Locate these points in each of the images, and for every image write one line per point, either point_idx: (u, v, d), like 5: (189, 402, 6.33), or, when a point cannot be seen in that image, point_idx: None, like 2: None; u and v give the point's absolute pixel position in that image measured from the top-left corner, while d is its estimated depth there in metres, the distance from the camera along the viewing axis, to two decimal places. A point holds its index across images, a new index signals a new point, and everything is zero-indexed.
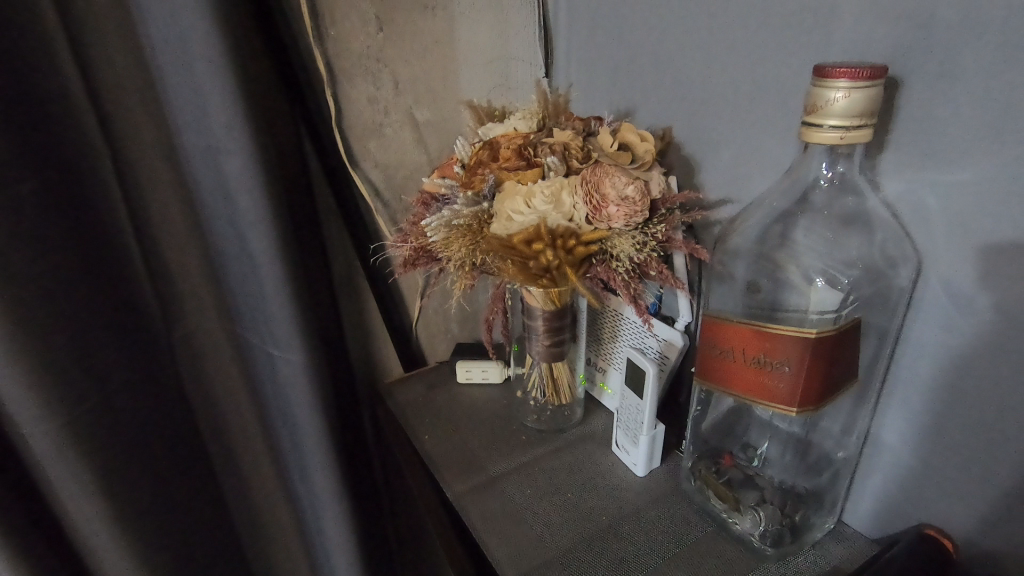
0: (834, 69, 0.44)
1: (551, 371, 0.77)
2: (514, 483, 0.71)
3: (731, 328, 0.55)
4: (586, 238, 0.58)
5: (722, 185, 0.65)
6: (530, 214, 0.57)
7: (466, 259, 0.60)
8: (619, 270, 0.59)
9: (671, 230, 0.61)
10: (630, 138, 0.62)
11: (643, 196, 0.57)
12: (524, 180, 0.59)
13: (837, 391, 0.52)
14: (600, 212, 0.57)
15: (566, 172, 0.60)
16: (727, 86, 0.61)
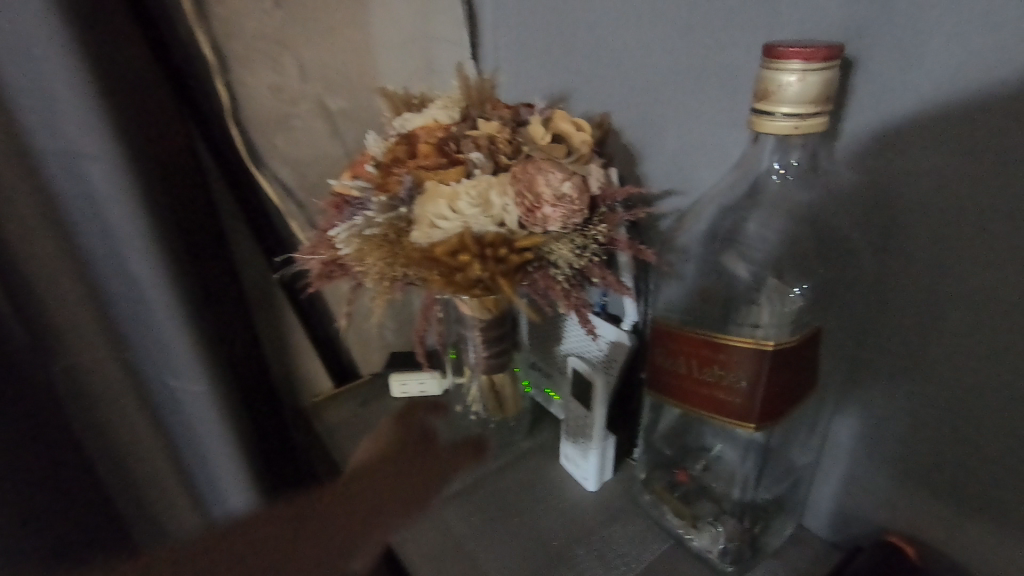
0: (786, 50, 0.39)
1: (492, 383, 0.71)
2: (458, 509, 0.65)
3: (682, 337, 0.50)
4: (521, 246, 0.51)
5: (667, 176, 0.60)
6: (454, 220, 0.50)
7: (385, 274, 0.52)
8: (559, 278, 0.53)
9: (614, 230, 0.55)
10: (564, 127, 0.55)
11: (581, 194, 0.50)
12: (447, 179, 0.52)
13: (796, 401, 0.49)
14: (534, 215, 0.50)
15: (494, 169, 0.53)
16: (669, 68, 0.55)
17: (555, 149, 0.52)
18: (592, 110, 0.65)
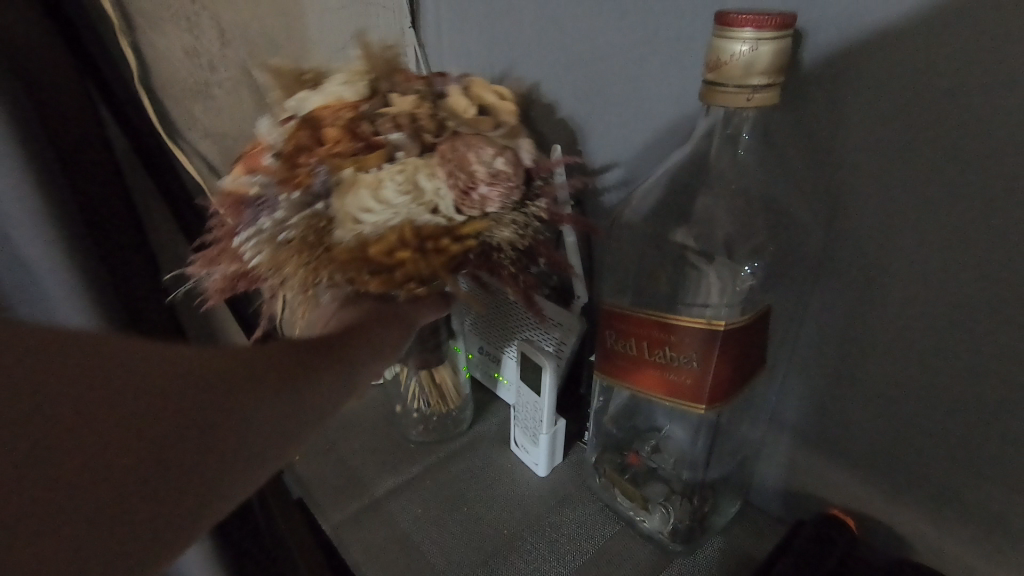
0: (738, 17, 0.37)
1: (432, 378, 0.67)
2: (403, 502, 0.62)
3: (630, 319, 0.49)
4: (461, 233, 0.47)
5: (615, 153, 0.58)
6: (384, 212, 0.44)
7: (311, 285, 0.46)
8: (505, 266, 0.50)
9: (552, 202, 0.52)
10: (483, 95, 0.50)
11: (515, 168, 0.48)
12: (364, 167, 0.44)
13: (744, 381, 0.48)
14: (470, 197, 0.46)
15: (418, 149, 0.47)
16: (618, 38, 0.52)
17: (480, 121, 0.48)
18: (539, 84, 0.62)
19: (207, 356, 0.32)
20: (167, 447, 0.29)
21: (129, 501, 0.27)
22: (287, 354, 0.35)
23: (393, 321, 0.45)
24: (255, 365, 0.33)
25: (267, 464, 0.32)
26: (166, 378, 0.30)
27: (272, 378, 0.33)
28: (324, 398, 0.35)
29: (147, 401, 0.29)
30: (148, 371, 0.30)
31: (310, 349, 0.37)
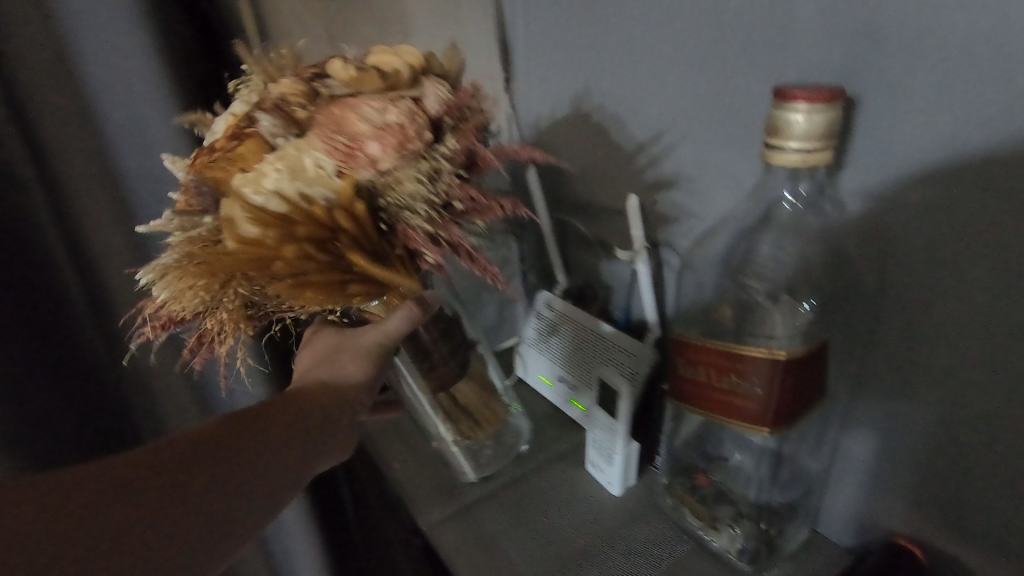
0: (792, 93, 0.44)
1: (453, 398, 0.70)
2: (488, 510, 0.70)
3: (702, 349, 0.55)
4: (347, 198, 0.47)
5: (680, 163, 0.64)
6: (268, 201, 0.46)
7: (225, 302, 0.52)
8: (420, 225, 0.51)
9: (466, 145, 0.51)
10: (381, 58, 0.49)
11: (402, 126, 0.46)
12: (248, 165, 0.47)
13: (807, 409, 0.53)
14: (354, 157, 0.46)
15: (295, 127, 0.48)
16: (684, 81, 0.59)
17: (366, 80, 0.46)
18: (607, 104, 0.70)
19: (253, 424, 0.47)
20: (235, 499, 0.43)
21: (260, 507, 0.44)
22: (321, 406, 0.52)
23: (360, 355, 0.56)
24: (292, 431, 0.49)
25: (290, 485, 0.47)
26: (243, 442, 0.45)
27: (326, 418, 0.51)
28: (347, 425, 0.53)
29: (195, 483, 0.41)
30: (221, 445, 0.44)
31: (333, 400, 0.53)
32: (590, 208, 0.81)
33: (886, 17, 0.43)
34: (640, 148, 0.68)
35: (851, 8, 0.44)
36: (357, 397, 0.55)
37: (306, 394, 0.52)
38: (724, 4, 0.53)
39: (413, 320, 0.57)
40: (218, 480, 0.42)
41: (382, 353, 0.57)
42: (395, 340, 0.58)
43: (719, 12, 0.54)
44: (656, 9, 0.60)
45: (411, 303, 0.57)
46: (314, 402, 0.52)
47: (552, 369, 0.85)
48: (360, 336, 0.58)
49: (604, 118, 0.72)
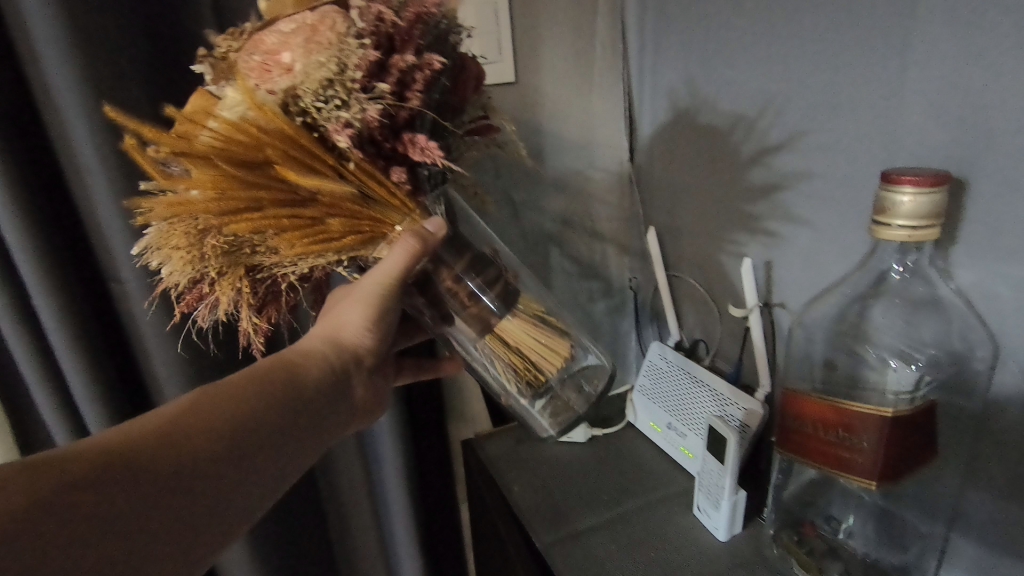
0: (900, 177, 0.50)
1: (502, 344, 0.61)
2: (597, 537, 0.76)
3: (809, 402, 0.60)
4: (258, 111, 0.42)
5: (790, 127, 0.68)
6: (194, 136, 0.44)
7: (213, 267, 0.49)
8: (340, 119, 0.43)
9: (374, 13, 0.44)
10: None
11: (304, 25, 0.43)
12: (194, 118, 0.45)
13: (915, 470, 0.56)
14: (264, 69, 0.43)
15: (232, 71, 0.46)
16: (800, 131, 0.67)
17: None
18: (715, 93, 0.79)
19: (224, 396, 0.45)
20: (211, 477, 0.41)
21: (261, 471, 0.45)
22: (314, 369, 0.51)
23: (359, 298, 0.53)
24: (273, 396, 0.47)
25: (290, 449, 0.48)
26: (214, 418, 0.43)
27: (316, 397, 0.50)
28: (359, 381, 0.54)
29: (175, 466, 0.39)
30: (185, 429, 0.41)
31: (324, 365, 0.52)
32: (704, 269, 0.89)
33: (993, 114, 0.48)
34: (739, 120, 0.75)
35: (962, 105, 0.50)
36: (362, 347, 0.54)
37: (306, 354, 0.52)
38: (841, 94, 0.61)
39: (414, 255, 0.50)
40: (194, 459, 0.40)
41: (384, 296, 0.52)
42: (399, 279, 0.51)
43: (835, 101, 0.62)
44: (778, 96, 0.69)
45: (408, 236, 0.50)
46: (304, 364, 0.51)
47: (662, 416, 0.91)
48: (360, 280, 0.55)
49: (712, 107, 0.80)
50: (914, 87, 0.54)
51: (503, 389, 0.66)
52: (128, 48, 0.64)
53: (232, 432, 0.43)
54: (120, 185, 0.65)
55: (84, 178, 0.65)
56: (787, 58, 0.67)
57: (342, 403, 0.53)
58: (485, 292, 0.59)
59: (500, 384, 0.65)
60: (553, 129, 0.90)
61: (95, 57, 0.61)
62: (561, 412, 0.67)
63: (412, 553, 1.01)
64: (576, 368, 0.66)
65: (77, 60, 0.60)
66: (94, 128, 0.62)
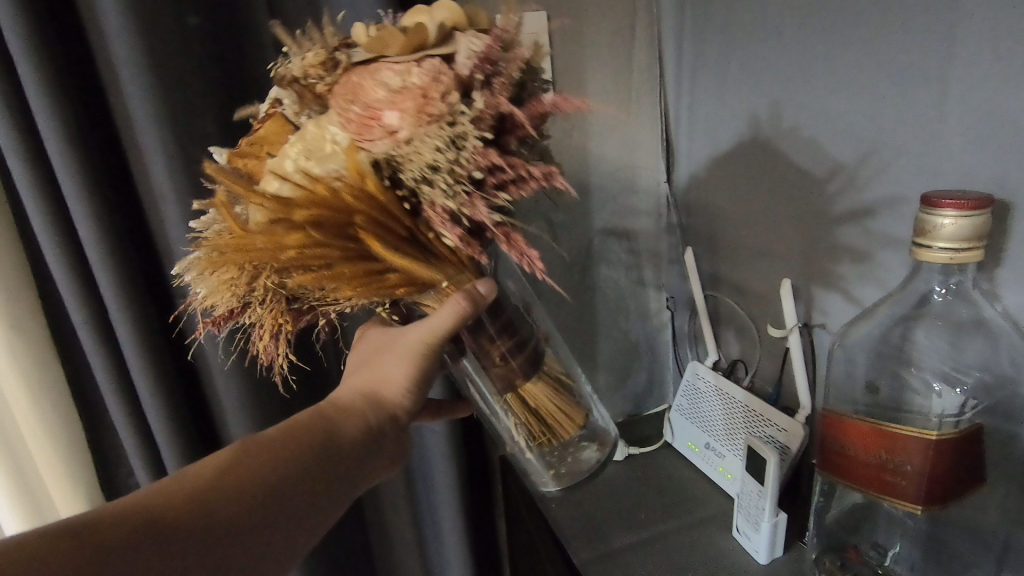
0: (940, 201, 0.50)
1: (523, 399, 0.64)
2: (636, 556, 0.76)
3: (851, 424, 0.60)
4: (357, 176, 0.45)
5: (885, 190, 0.63)
6: (284, 185, 0.46)
7: (258, 296, 0.52)
8: (443, 204, 0.46)
9: (495, 103, 0.46)
10: (411, 19, 0.47)
11: (417, 92, 0.43)
12: (274, 147, 0.50)
13: (962, 494, 0.55)
14: (371, 128, 0.44)
15: (317, 101, 0.48)
16: (839, 155, 0.67)
17: (389, 40, 0.44)
18: (789, 121, 0.73)
19: (263, 454, 0.47)
20: (250, 529, 0.43)
21: (297, 525, 0.47)
22: (350, 424, 0.53)
23: (404, 353, 0.56)
24: (308, 454, 0.49)
25: (324, 506, 0.49)
26: (253, 477, 0.45)
27: (351, 451, 0.52)
28: (393, 436, 0.56)
29: (218, 520, 0.42)
30: (231, 483, 0.44)
31: (360, 421, 0.54)
32: (742, 289, 0.89)
33: None
34: (839, 169, 0.67)
35: (1003, 128, 0.51)
36: (397, 403, 0.56)
37: (345, 409, 0.54)
38: (879, 119, 0.61)
39: (462, 315, 0.54)
40: (232, 517, 0.43)
41: (428, 352, 0.56)
42: (440, 337, 0.55)
43: (875, 125, 0.62)
44: (815, 120, 0.69)
45: (459, 296, 0.53)
46: (340, 419, 0.53)
47: (700, 436, 0.91)
48: (406, 334, 0.57)
49: (795, 135, 0.72)
50: (954, 113, 0.54)
51: (512, 443, 0.68)
52: (199, 85, 0.70)
53: (272, 486, 0.46)
54: (191, 210, 0.70)
55: (160, 204, 0.70)
56: (824, 82, 0.67)
57: (376, 458, 0.55)
58: (515, 353, 0.61)
59: (511, 438, 0.67)
60: (591, 153, 0.92)
61: (172, 94, 0.67)
62: (568, 472, 0.70)
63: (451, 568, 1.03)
64: (589, 433, 0.69)
65: (157, 97, 0.66)
66: (169, 158, 0.68)
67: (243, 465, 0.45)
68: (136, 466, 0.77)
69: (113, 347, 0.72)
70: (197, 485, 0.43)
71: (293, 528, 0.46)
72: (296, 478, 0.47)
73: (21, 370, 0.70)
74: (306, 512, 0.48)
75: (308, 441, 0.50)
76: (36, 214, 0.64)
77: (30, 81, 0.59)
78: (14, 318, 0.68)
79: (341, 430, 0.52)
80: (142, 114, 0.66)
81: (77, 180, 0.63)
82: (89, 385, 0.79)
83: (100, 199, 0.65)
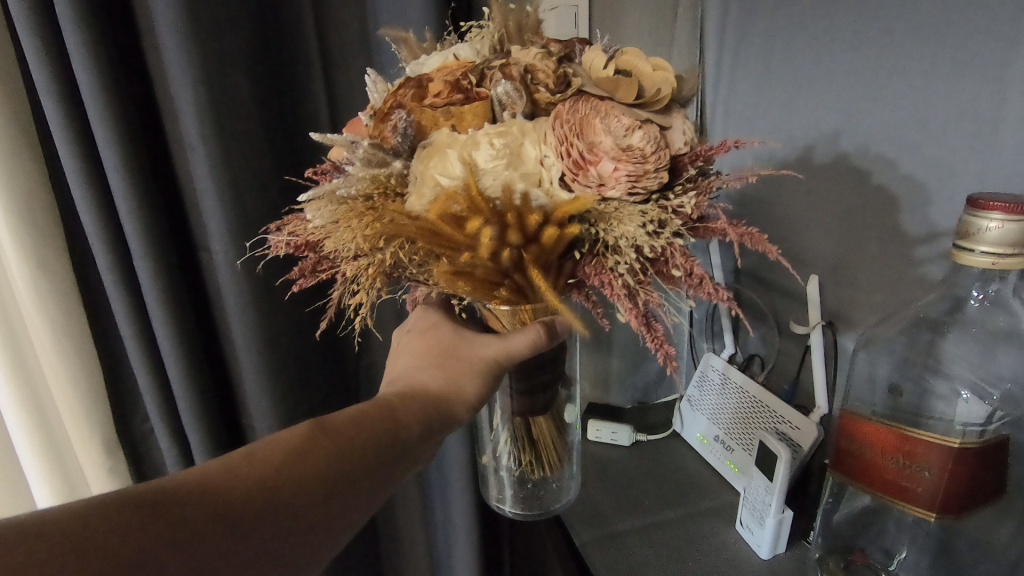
0: (988, 203, 0.48)
1: (527, 429, 0.70)
2: (636, 540, 0.76)
3: (869, 426, 0.59)
4: (561, 216, 0.46)
5: (915, 180, 0.62)
6: (487, 179, 0.45)
7: (375, 257, 0.50)
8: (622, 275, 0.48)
9: (702, 203, 0.49)
10: (641, 65, 0.48)
11: (643, 153, 0.44)
12: (463, 125, 0.48)
13: (978, 506, 0.54)
14: (586, 172, 0.45)
15: (529, 106, 0.49)
16: (880, 146, 0.64)
17: (623, 87, 0.46)
18: (822, 113, 0.71)
19: (323, 444, 0.47)
20: (308, 513, 0.44)
21: (350, 508, 0.47)
22: (411, 425, 0.53)
23: (478, 369, 0.59)
24: (363, 446, 0.49)
25: (378, 492, 0.49)
26: (313, 469, 0.45)
27: (410, 446, 0.53)
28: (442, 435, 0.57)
29: (276, 503, 0.42)
30: (292, 470, 0.44)
31: (421, 419, 0.54)
32: (766, 283, 0.88)
33: None
34: (852, 157, 0.68)
35: None
36: (460, 414, 0.58)
37: (412, 400, 0.55)
38: (925, 112, 0.59)
39: (537, 347, 0.60)
40: (289, 502, 0.43)
41: (496, 371, 0.60)
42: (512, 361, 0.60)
43: (920, 116, 0.60)
44: (853, 109, 0.67)
45: (540, 328, 0.60)
46: (403, 419, 0.53)
47: (710, 428, 0.90)
48: (481, 347, 0.60)
49: (840, 142, 0.69)
50: (1012, 113, 0.52)
51: (494, 458, 0.74)
52: (235, 39, 0.70)
53: (328, 471, 0.46)
54: (218, 162, 0.70)
55: (188, 157, 0.70)
56: (875, 78, 0.63)
57: (427, 454, 0.56)
58: (540, 390, 0.66)
59: (496, 450, 0.73)
60: None
61: (209, 47, 0.66)
62: (527, 499, 0.76)
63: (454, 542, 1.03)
64: (567, 472, 0.75)
65: (195, 48, 0.65)
66: (201, 109, 0.67)
67: (299, 449, 0.45)
68: (153, 415, 0.78)
69: (135, 295, 0.72)
70: (255, 467, 0.43)
71: (345, 512, 0.46)
72: (351, 466, 0.47)
73: (46, 309, 0.72)
74: (360, 495, 0.48)
75: (363, 429, 0.50)
76: (68, 158, 0.64)
77: (67, 21, 0.59)
78: (41, 259, 0.70)
79: (397, 423, 0.52)
80: (178, 64, 0.65)
81: (108, 124, 0.63)
82: (111, 334, 0.80)
83: (130, 145, 0.66)
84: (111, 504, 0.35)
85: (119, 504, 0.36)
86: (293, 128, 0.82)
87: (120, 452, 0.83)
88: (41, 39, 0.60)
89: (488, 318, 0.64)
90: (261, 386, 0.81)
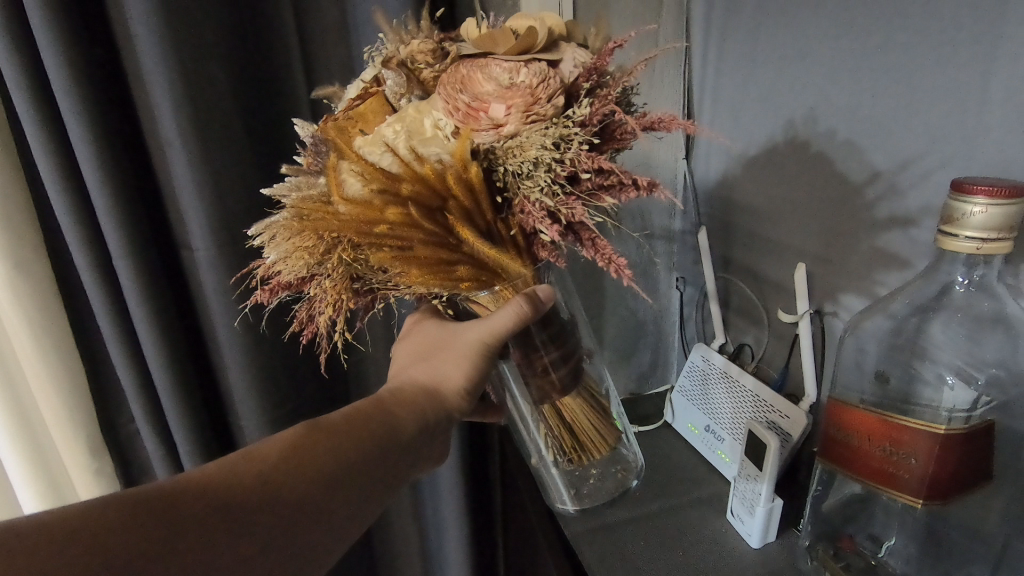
0: (972, 187, 0.47)
1: (560, 414, 0.70)
2: (628, 532, 0.76)
3: (857, 414, 0.59)
4: (460, 161, 0.45)
5: (900, 166, 0.61)
6: (386, 156, 0.45)
7: (332, 269, 0.51)
8: (538, 199, 0.47)
9: (602, 108, 0.47)
10: (517, 23, 0.48)
11: (525, 85, 0.44)
12: (369, 124, 0.49)
13: (966, 491, 0.54)
14: (477, 119, 0.45)
15: (420, 86, 0.49)
16: (861, 129, 0.64)
17: (498, 38, 0.45)
18: (806, 97, 0.70)
19: (326, 439, 0.47)
20: (315, 507, 0.44)
21: (357, 502, 0.47)
22: (409, 419, 0.53)
23: (463, 355, 0.57)
24: (368, 441, 0.49)
25: (383, 488, 0.50)
26: (312, 465, 0.45)
27: (411, 440, 0.53)
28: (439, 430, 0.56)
29: (284, 498, 0.42)
30: (298, 465, 0.44)
31: (418, 413, 0.54)
32: (754, 272, 0.87)
33: None
34: (837, 143, 0.67)
35: None
36: (454, 403, 0.57)
37: (401, 397, 0.55)
38: (908, 93, 0.58)
39: (522, 318, 0.56)
40: (296, 497, 0.43)
41: (484, 351, 0.57)
42: (500, 338, 0.56)
43: (905, 98, 0.59)
44: (836, 93, 0.66)
45: (520, 298, 0.55)
46: (401, 413, 0.53)
47: (702, 418, 0.90)
48: (462, 334, 0.58)
49: (822, 129, 0.69)
50: (995, 96, 0.51)
51: (540, 457, 0.74)
52: (211, 31, 0.68)
53: (334, 464, 0.46)
54: (196, 157, 0.68)
55: (165, 153, 0.69)
56: (856, 64, 0.63)
57: (427, 449, 0.56)
58: (560, 366, 0.65)
59: (541, 453, 0.73)
60: None
61: (182, 39, 0.65)
62: (589, 493, 0.80)
63: (447, 533, 1.03)
64: (617, 455, 0.77)
65: (168, 40, 0.64)
66: (177, 104, 0.66)
67: (304, 443, 0.46)
68: (137, 416, 0.77)
69: (115, 294, 0.71)
70: (262, 462, 0.43)
71: (354, 506, 0.47)
72: (357, 461, 0.48)
73: (24, 310, 0.70)
74: (367, 492, 0.48)
75: (364, 423, 0.50)
76: (41, 155, 0.63)
77: (34, 14, 0.58)
78: (18, 259, 0.68)
79: (399, 417, 0.53)
80: (152, 58, 0.64)
81: (80, 119, 0.62)
82: (94, 333, 0.79)
83: (105, 141, 0.64)
84: (125, 504, 0.36)
85: (131, 501, 0.36)
86: (271, 121, 0.80)
87: (106, 453, 0.83)
88: (8, 32, 0.58)
89: (477, 310, 0.61)
90: (247, 384, 0.81)
